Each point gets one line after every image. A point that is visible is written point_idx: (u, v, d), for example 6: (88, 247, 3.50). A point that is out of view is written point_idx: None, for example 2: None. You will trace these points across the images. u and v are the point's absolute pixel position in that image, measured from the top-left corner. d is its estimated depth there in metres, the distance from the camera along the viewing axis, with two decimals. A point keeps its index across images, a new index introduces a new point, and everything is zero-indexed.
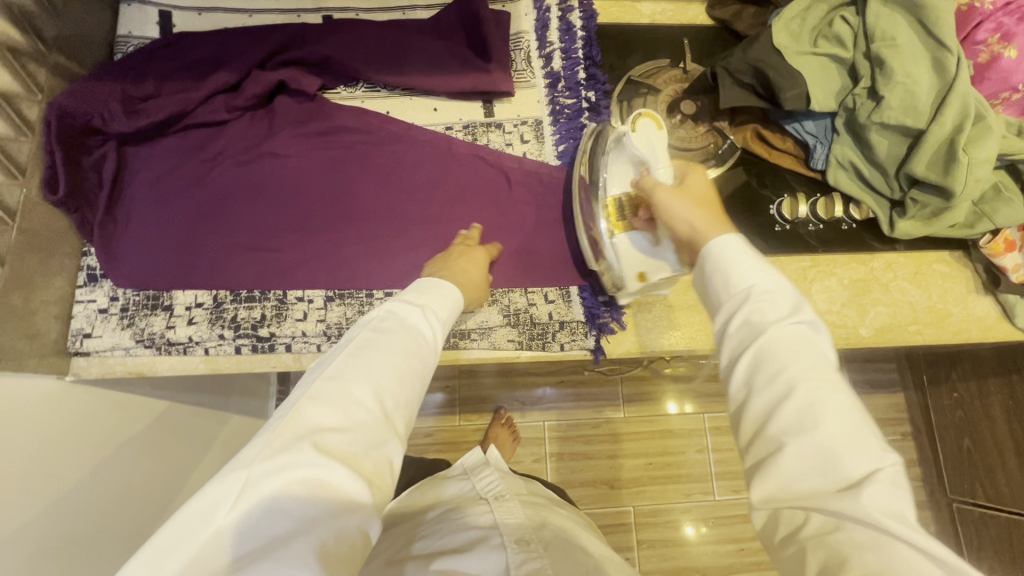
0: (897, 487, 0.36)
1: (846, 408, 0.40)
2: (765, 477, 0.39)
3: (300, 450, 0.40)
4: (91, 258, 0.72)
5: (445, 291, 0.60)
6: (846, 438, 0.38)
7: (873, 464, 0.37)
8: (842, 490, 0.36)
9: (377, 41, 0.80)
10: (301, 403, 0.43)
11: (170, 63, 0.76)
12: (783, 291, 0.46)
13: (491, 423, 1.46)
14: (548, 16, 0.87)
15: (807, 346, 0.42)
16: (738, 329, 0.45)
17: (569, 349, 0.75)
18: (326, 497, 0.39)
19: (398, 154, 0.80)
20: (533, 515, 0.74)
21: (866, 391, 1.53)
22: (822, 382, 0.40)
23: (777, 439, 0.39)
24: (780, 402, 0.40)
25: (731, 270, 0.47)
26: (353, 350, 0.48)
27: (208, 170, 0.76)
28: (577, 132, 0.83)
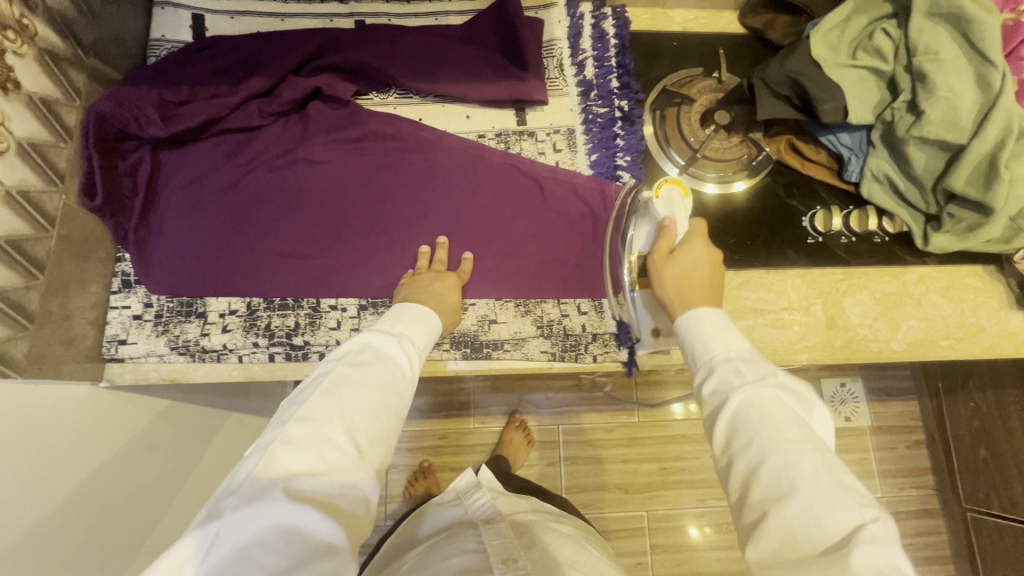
0: (883, 549, 0.38)
1: (823, 469, 0.42)
2: (755, 549, 0.41)
3: (273, 498, 0.42)
4: (125, 264, 0.72)
5: (421, 318, 0.63)
6: (825, 499, 0.40)
7: (852, 527, 0.39)
8: (827, 559, 0.38)
9: (411, 48, 0.79)
10: (273, 447, 0.45)
11: (205, 69, 0.76)
12: (748, 356, 0.51)
13: (507, 426, 1.46)
14: (581, 24, 0.87)
15: (778, 406, 0.46)
16: (710, 396, 0.50)
17: (602, 361, 0.74)
18: (298, 542, 0.41)
19: (430, 162, 0.79)
20: (524, 536, 0.73)
21: (882, 399, 1.52)
22: (793, 443, 0.43)
23: (761, 505, 0.42)
24: (757, 468, 0.44)
25: (703, 343, 0.53)
26: (326, 388, 0.50)
27: (241, 176, 0.76)
28: (610, 142, 0.83)
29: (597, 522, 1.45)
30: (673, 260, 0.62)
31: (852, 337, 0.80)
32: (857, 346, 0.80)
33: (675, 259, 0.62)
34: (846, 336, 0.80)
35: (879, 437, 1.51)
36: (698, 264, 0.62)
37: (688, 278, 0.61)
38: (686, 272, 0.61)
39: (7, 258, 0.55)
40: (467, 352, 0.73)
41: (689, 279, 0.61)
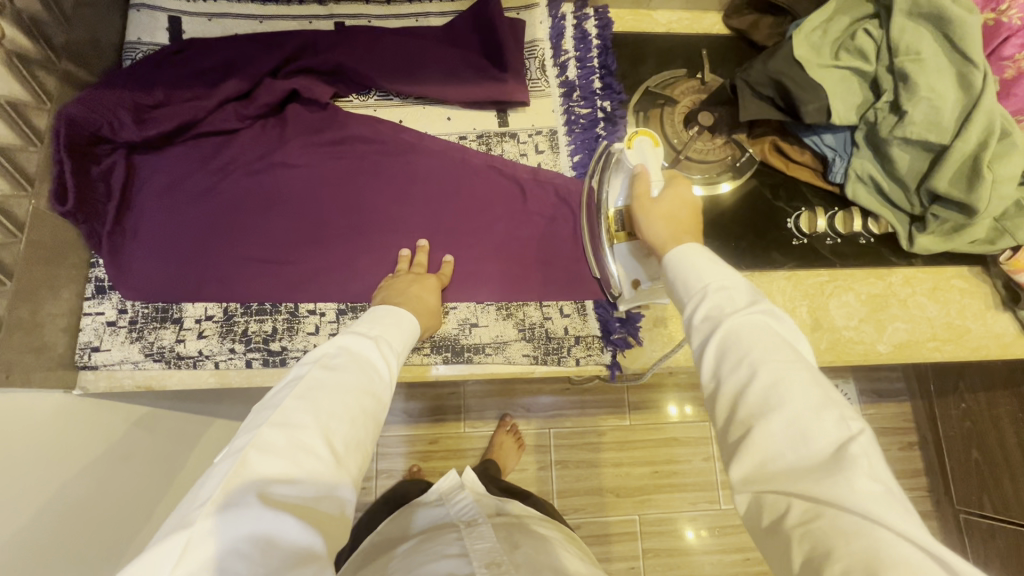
0: (872, 463, 0.38)
1: (813, 385, 0.42)
2: (742, 463, 0.41)
3: (247, 506, 0.40)
4: (100, 270, 0.71)
5: (400, 322, 0.62)
6: (814, 416, 0.40)
7: (840, 438, 0.39)
8: (815, 471, 0.38)
9: (391, 49, 0.78)
10: (247, 452, 0.43)
11: (181, 72, 0.74)
12: (739, 287, 0.51)
13: (497, 430, 1.45)
14: (563, 25, 0.86)
15: (768, 331, 0.46)
16: (700, 323, 0.49)
17: (585, 364, 0.73)
18: (274, 550, 0.39)
19: (411, 164, 0.78)
20: (507, 538, 0.73)
21: (874, 400, 1.52)
22: (783, 363, 0.43)
23: (748, 422, 0.42)
24: (747, 386, 0.43)
25: (694, 274, 0.53)
26: (302, 392, 0.48)
27: (218, 179, 0.75)
28: (593, 143, 0.81)
29: (589, 527, 1.44)
30: (656, 200, 0.65)
31: (837, 339, 0.79)
32: (843, 348, 0.79)
33: (658, 198, 0.65)
34: (831, 337, 0.79)
35: None
36: (676, 200, 0.65)
37: (676, 212, 0.63)
38: (668, 207, 0.64)
39: None
40: (448, 356, 0.72)
41: (676, 214, 0.63)
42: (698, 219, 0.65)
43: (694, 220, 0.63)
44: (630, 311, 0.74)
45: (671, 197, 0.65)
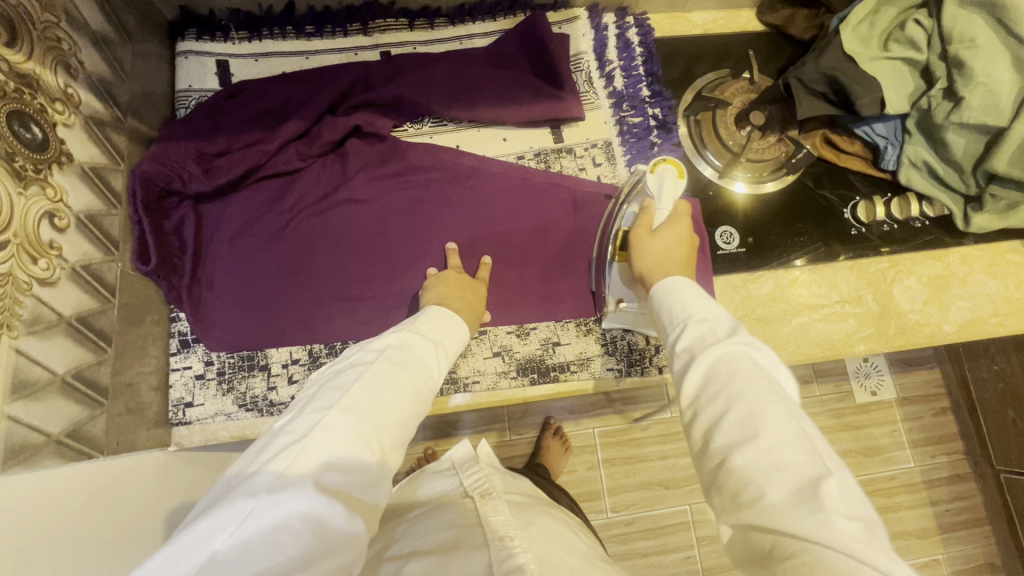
0: (847, 499, 0.35)
1: (791, 418, 0.39)
2: (719, 498, 0.40)
3: (304, 488, 0.40)
4: (181, 323, 0.70)
5: (455, 325, 0.62)
6: (788, 447, 0.38)
7: (810, 474, 0.36)
8: (787, 506, 0.35)
9: (444, 76, 0.79)
10: (314, 434, 0.43)
11: (238, 117, 0.74)
12: (722, 319, 0.48)
13: (543, 435, 1.46)
14: (606, 35, 0.86)
15: (749, 365, 0.43)
16: (683, 352, 0.47)
17: (667, 372, 0.75)
18: (322, 536, 0.39)
19: (473, 188, 0.79)
20: (519, 511, 0.72)
21: (903, 369, 1.46)
22: (762, 396, 0.41)
23: (723, 456, 0.40)
24: (723, 419, 0.41)
25: (677, 305, 0.51)
26: (368, 382, 0.48)
27: (287, 221, 0.75)
28: (648, 151, 0.83)
29: (642, 521, 1.46)
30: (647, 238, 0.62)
31: (905, 324, 0.81)
32: (910, 332, 0.80)
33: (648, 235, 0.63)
34: (898, 323, 0.81)
35: (905, 408, 1.44)
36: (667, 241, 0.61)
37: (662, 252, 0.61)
38: (649, 249, 0.61)
39: (79, 336, 0.54)
40: (534, 377, 0.73)
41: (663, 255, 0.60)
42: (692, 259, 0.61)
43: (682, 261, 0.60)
44: None
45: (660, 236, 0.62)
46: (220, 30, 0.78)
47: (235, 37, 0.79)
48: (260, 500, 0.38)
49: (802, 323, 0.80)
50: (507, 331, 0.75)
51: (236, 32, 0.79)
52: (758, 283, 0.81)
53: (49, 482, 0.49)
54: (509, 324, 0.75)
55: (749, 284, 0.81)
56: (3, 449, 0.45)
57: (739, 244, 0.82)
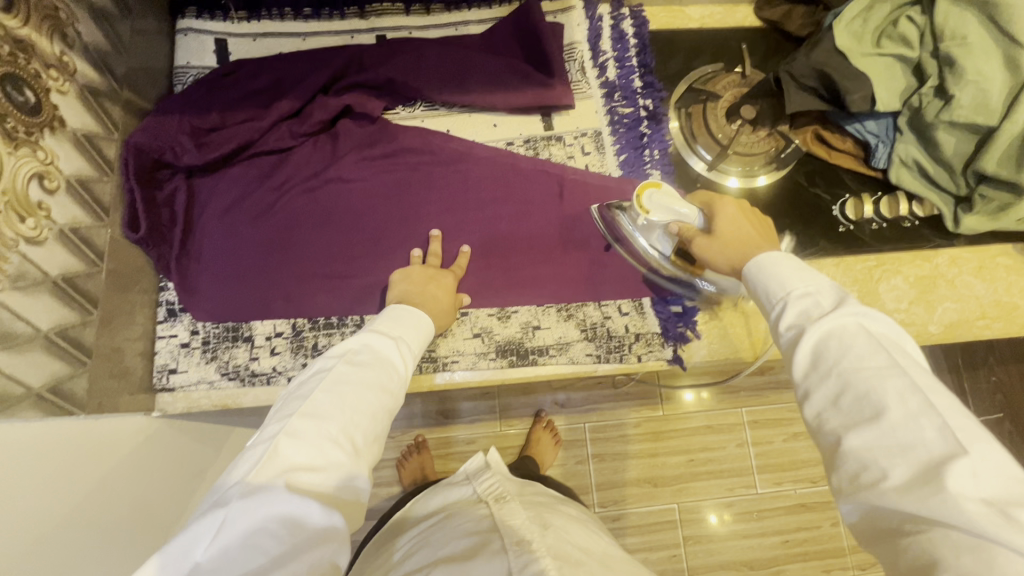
0: (990, 475, 0.35)
1: (911, 391, 0.38)
2: (840, 481, 0.39)
3: (274, 490, 0.40)
4: (169, 293, 0.71)
5: (417, 319, 0.61)
6: (912, 425, 0.37)
7: (943, 453, 0.35)
8: (918, 484, 0.35)
9: (437, 59, 0.79)
10: (278, 440, 0.43)
11: (231, 94, 0.76)
12: (828, 292, 0.47)
13: (533, 427, 1.47)
14: (600, 26, 0.87)
15: (865, 337, 0.42)
16: (789, 329, 0.46)
17: (647, 360, 0.75)
18: (300, 532, 0.39)
19: (462, 172, 0.80)
20: (535, 516, 0.72)
21: None
22: (880, 369, 0.40)
23: (840, 436, 0.39)
24: (838, 397, 0.41)
25: (774, 283, 0.50)
26: (330, 385, 0.48)
27: (276, 198, 0.76)
28: (638, 141, 0.83)
29: (629, 517, 1.46)
30: (712, 239, 0.61)
31: None
32: None
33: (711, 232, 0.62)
34: None
35: None
36: (729, 222, 0.62)
37: (735, 236, 0.60)
38: (723, 242, 0.60)
39: (64, 295, 0.56)
40: (513, 359, 0.74)
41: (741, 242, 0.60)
42: (759, 223, 0.63)
43: (754, 230, 0.60)
44: (686, 306, 0.75)
45: (726, 223, 0.62)
46: (220, 9, 0.80)
47: (234, 16, 0.80)
48: (229, 509, 0.39)
49: None
50: (488, 313, 0.75)
51: (235, 12, 0.80)
52: None
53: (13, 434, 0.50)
54: (491, 307, 0.75)
55: None
56: None
57: None
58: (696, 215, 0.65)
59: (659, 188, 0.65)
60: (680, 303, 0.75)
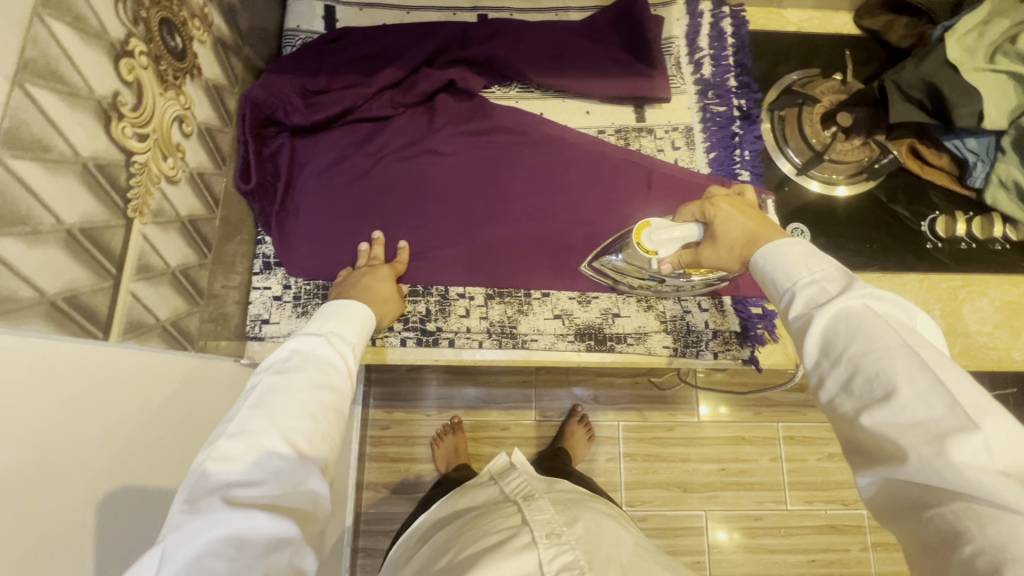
0: (1003, 444, 0.35)
1: (923, 370, 0.38)
2: (859, 461, 0.40)
3: (213, 509, 0.39)
4: (265, 247, 0.74)
5: (351, 311, 0.59)
6: (923, 402, 0.37)
7: (954, 427, 0.35)
8: (922, 463, 0.35)
9: (538, 41, 0.80)
10: (206, 464, 0.42)
11: (339, 59, 0.78)
12: (834, 276, 0.46)
13: (568, 420, 1.47)
14: (699, 23, 0.87)
15: (872, 318, 0.42)
16: (800, 316, 0.46)
17: (722, 358, 0.75)
18: (250, 547, 0.39)
19: (551, 155, 0.80)
20: (565, 511, 0.72)
21: None
22: (889, 348, 0.40)
23: (854, 420, 0.40)
24: (850, 382, 0.41)
25: (779, 270, 0.49)
26: (256, 400, 0.46)
27: (370, 165, 0.77)
28: (729, 140, 0.83)
29: (656, 519, 1.45)
30: (717, 245, 0.58)
31: (971, 345, 0.78)
32: (976, 354, 0.77)
33: (716, 235, 0.58)
34: (965, 343, 0.78)
35: None
36: (730, 223, 0.57)
37: (741, 236, 0.55)
38: (728, 246, 0.56)
39: (188, 235, 0.58)
40: (591, 344, 0.75)
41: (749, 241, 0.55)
42: (759, 212, 0.58)
43: (755, 223, 0.55)
44: (765, 308, 0.76)
45: (724, 222, 0.57)
46: None
47: None
48: (165, 542, 0.38)
49: None
50: (569, 296, 0.76)
51: None
52: None
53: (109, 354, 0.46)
54: (572, 290, 0.76)
55: None
56: (124, 319, 0.48)
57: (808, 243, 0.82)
58: (695, 232, 0.62)
59: (653, 228, 0.64)
60: (759, 305, 0.76)
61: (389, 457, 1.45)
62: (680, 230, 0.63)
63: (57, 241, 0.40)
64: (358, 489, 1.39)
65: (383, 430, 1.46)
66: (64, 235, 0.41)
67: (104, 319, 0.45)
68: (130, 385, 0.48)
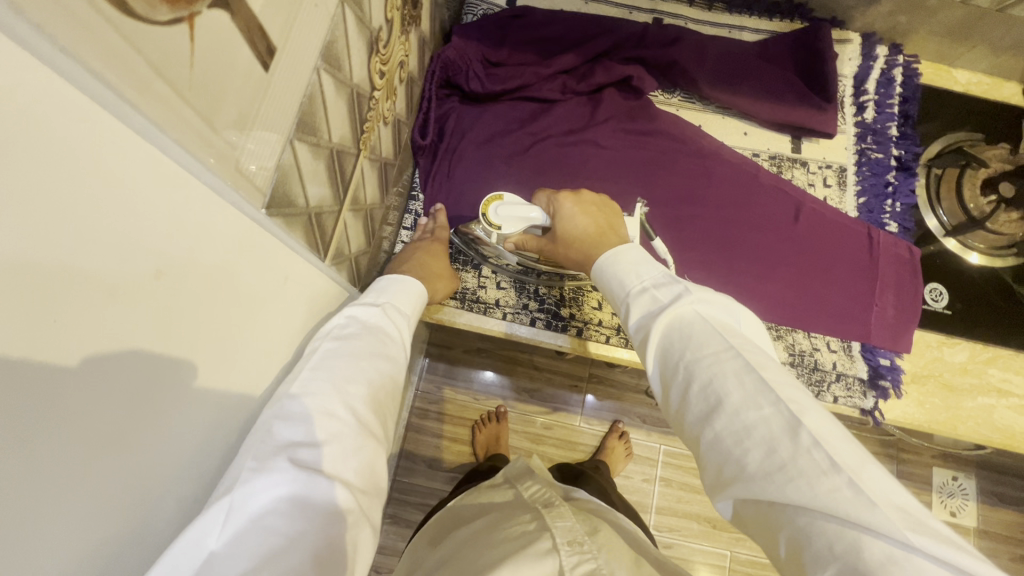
0: (826, 436, 0.38)
1: (746, 370, 0.42)
2: (711, 480, 0.41)
3: (280, 468, 0.37)
4: (417, 204, 0.77)
5: (406, 284, 0.59)
6: (750, 406, 0.40)
7: (782, 426, 0.38)
8: (764, 476, 0.37)
9: (715, 53, 0.81)
10: (269, 424, 0.40)
11: (521, 35, 0.79)
12: (661, 282, 0.51)
13: (607, 435, 1.41)
14: (871, 66, 0.86)
15: (700, 323, 0.46)
16: (638, 332, 0.49)
17: (842, 403, 0.74)
18: (311, 510, 0.37)
19: (706, 168, 0.80)
20: (585, 520, 0.69)
21: (993, 503, 1.33)
22: (717, 354, 0.43)
23: (701, 434, 0.42)
24: (690, 393, 0.44)
25: (618, 282, 0.53)
26: (318, 363, 0.45)
27: (530, 144, 0.78)
28: (881, 188, 0.82)
29: (680, 549, 1.38)
30: (557, 240, 0.62)
31: None
32: None
33: (558, 230, 0.62)
34: None
35: (984, 542, 1.31)
36: (571, 220, 0.61)
37: (577, 236, 0.60)
38: (567, 243, 0.61)
39: (382, 178, 0.59)
40: None
41: (581, 237, 0.60)
42: (600, 211, 0.63)
43: (592, 226, 0.60)
44: (894, 361, 0.76)
45: (568, 220, 0.62)
46: None
47: None
48: (233, 495, 0.36)
49: (989, 404, 0.76)
50: None
51: None
52: (954, 349, 0.79)
53: (317, 280, 0.48)
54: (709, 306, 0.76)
55: (945, 347, 0.79)
56: (335, 247, 0.49)
57: (947, 305, 0.81)
58: (543, 220, 0.66)
59: (502, 202, 0.66)
60: (889, 357, 0.76)
61: (428, 430, 1.42)
62: (529, 213, 0.66)
63: (325, 157, 0.41)
64: (395, 456, 1.37)
65: (430, 404, 1.43)
66: (328, 152, 0.42)
67: (326, 241, 0.47)
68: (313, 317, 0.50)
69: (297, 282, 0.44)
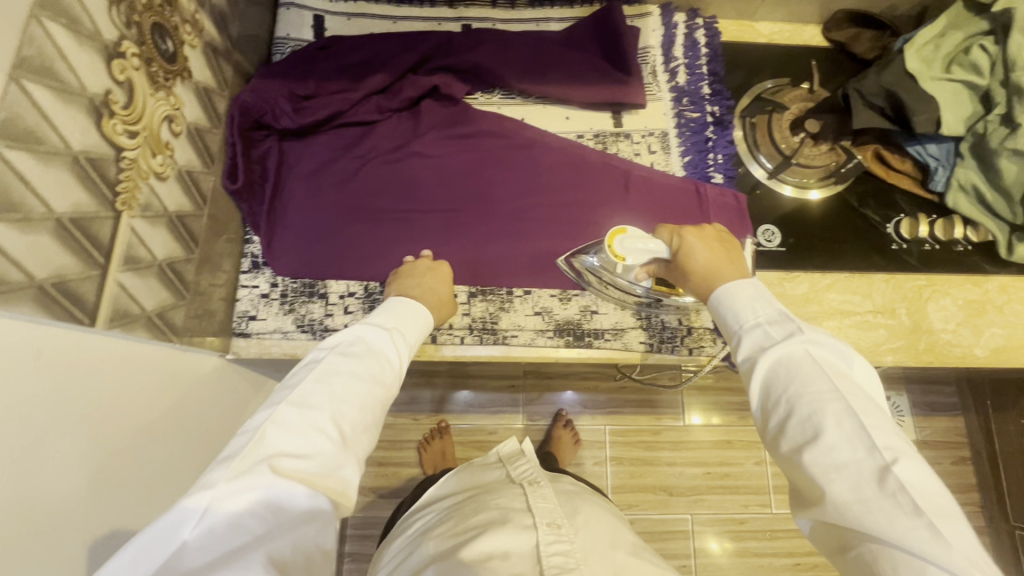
0: (918, 483, 0.40)
1: (849, 414, 0.44)
2: (801, 499, 0.46)
3: (261, 473, 0.42)
4: (254, 247, 0.76)
5: (399, 304, 0.62)
6: (848, 446, 0.42)
7: (873, 468, 0.41)
8: (852, 509, 0.40)
9: (519, 49, 0.84)
10: (265, 430, 0.45)
11: (329, 66, 0.81)
12: (777, 320, 0.52)
13: (555, 425, 1.39)
14: (674, 33, 0.91)
15: (807, 363, 0.47)
16: (743, 360, 0.51)
17: (697, 354, 0.77)
18: (282, 514, 0.42)
19: (534, 158, 0.83)
20: (567, 501, 0.72)
21: (926, 413, 1.39)
22: (821, 394, 0.45)
23: (792, 459, 0.45)
24: (786, 423, 0.46)
25: (731, 314, 0.54)
26: (320, 376, 0.50)
27: (359, 166, 0.80)
28: (702, 144, 0.87)
29: (643, 523, 1.36)
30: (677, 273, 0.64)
31: (936, 342, 0.80)
32: (940, 350, 0.80)
33: (679, 265, 0.64)
34: (928, 340, 0.80)
35: (922, 452, 1.36)
36: (693, 254, 0.63)
37: (699, 270, 0.61)
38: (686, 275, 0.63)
39: (176, 231, 0.60)
40: (570, 340, 0.77)
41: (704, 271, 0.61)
42: (723, 245, 0.64)
43: (717, 259, 0.61)
44: None
45: (690, 255, 0.63)
46: None
47: None
48: (218, 490, 0.40)
49: (834, 326, 0.81)
50: (550, 294, 0.78)
51: None
52: (795, 282, 0.83)
53: (140, 352, 0.55)
54: (553, 288, 0.78)
55: (786, 282, 0.83)
56: (110, 308, 0.50)
57: (780, 243, 0.85)
58: (664, 252, 0.66)
59: (626, 235, 0.66)
60: None
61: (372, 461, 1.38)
62: (651, 244, 0.66)
63: (46, 229, 0.42)
64: None
65: None
66: (52, 223, 0.42)
67: (89, 307, 0.47)
68: (156, 386, 0.57)
69: (60, 350, 0.44)
